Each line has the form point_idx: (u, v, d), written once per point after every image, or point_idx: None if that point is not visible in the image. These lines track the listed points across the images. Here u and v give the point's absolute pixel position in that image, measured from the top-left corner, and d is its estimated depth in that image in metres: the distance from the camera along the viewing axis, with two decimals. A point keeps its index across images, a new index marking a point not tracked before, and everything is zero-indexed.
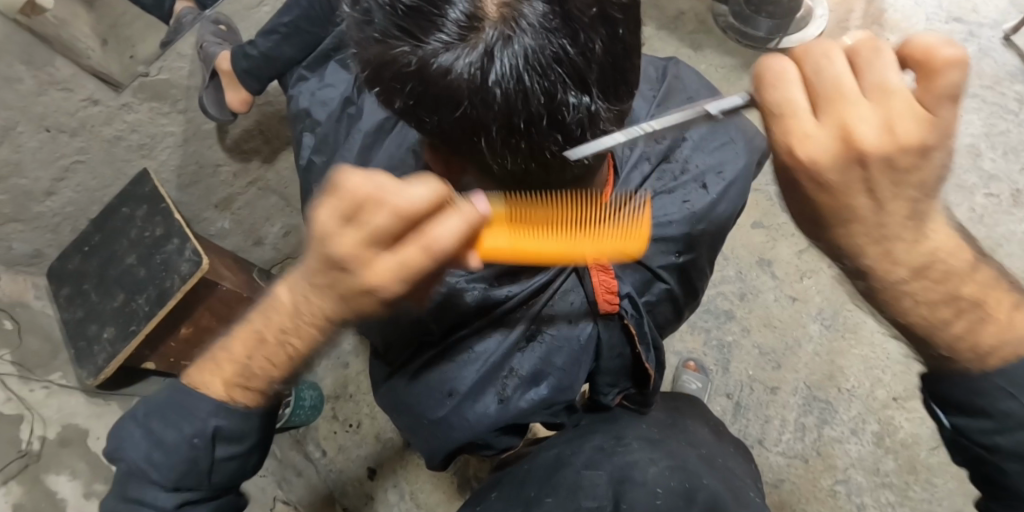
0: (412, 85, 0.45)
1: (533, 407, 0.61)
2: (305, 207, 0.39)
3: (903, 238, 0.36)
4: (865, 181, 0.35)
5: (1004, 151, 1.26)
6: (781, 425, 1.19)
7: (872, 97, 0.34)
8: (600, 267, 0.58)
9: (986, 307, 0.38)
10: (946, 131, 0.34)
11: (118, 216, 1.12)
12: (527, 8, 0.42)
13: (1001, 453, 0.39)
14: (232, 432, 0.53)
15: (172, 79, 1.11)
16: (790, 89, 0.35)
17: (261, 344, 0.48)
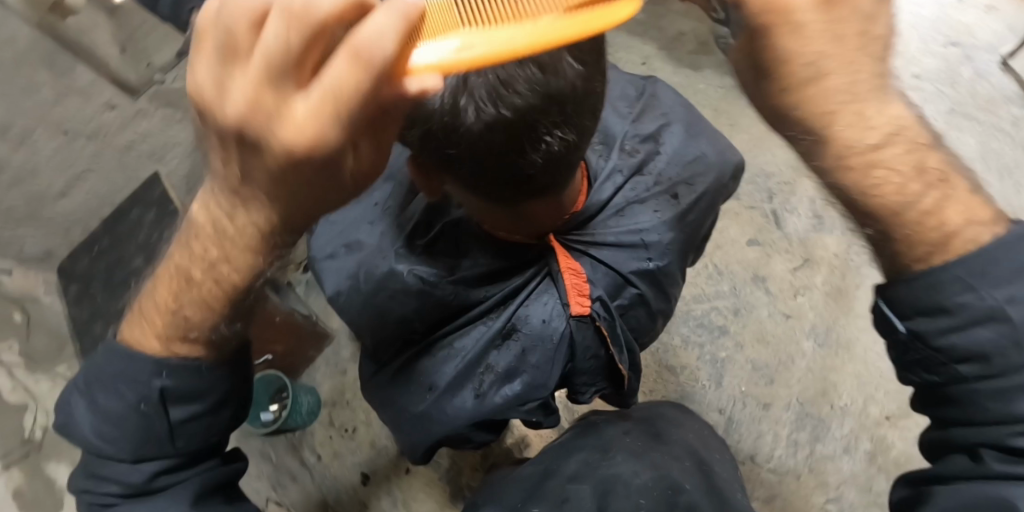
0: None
1: (507, 403, 0.63)
2: (207, 63, 0.30)
3: (853, 100, 0.37)
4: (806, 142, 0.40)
5: (1000, 173, 1.27)
6: (774, 441, 1.19)
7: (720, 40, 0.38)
8: (571, 270, 0.62)
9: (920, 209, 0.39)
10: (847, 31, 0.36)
11: (129, 218, 1.17)
12: None
13: (957, 355, 0.41)
14: (182, 393, 0.53)
15: (184, 88, 1.13)
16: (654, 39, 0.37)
17: (186, 282, 0.50)
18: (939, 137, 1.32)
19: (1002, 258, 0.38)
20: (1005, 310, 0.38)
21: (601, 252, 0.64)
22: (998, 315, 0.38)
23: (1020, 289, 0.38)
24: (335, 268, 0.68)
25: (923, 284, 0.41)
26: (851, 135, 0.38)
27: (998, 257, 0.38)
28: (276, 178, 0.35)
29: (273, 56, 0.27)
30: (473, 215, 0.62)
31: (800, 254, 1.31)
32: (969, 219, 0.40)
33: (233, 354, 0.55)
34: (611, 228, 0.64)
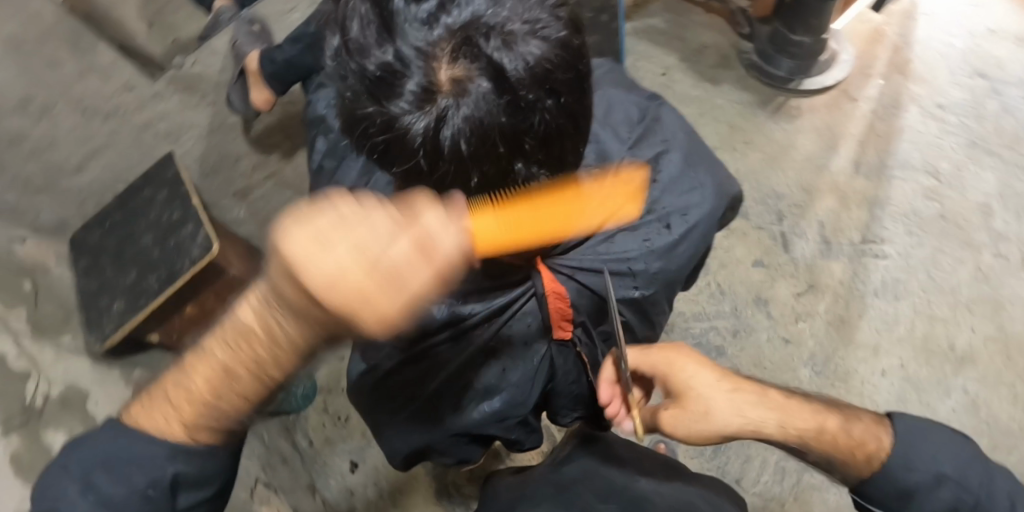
0: (376, 143, 0.46)
1: (485, 419, 0.64)
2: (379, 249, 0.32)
3: (702, 415, 0.57)
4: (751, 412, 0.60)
5: (1017, 214, 1.24)
6: (761, 467, 1.19)
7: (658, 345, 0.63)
8: (557, 294, 0.58)
9: (819, 431, 0.57)
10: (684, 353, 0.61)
11: (140, 197, 1.17)
12: (477, 81, 0.42)
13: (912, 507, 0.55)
14: (196, 477, 0.48)
15: (203, 73, 1.26)
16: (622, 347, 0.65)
17: (224, 375, 0.41)
18: (957, 171, 1.29)
19: (902, 443, 0.55)
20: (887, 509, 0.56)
21: (587, 278, 0.60)
22: (937, 480, 0.53)
23: (919, 459, 0.54)
24: None
25: (869, 486, 0.56)
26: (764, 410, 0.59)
27: (895, 454, 0.55)
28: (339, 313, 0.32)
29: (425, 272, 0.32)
30: None
31: (805, 279, 1.25)
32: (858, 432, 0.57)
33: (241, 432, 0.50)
34: (603, 253, 0.61)
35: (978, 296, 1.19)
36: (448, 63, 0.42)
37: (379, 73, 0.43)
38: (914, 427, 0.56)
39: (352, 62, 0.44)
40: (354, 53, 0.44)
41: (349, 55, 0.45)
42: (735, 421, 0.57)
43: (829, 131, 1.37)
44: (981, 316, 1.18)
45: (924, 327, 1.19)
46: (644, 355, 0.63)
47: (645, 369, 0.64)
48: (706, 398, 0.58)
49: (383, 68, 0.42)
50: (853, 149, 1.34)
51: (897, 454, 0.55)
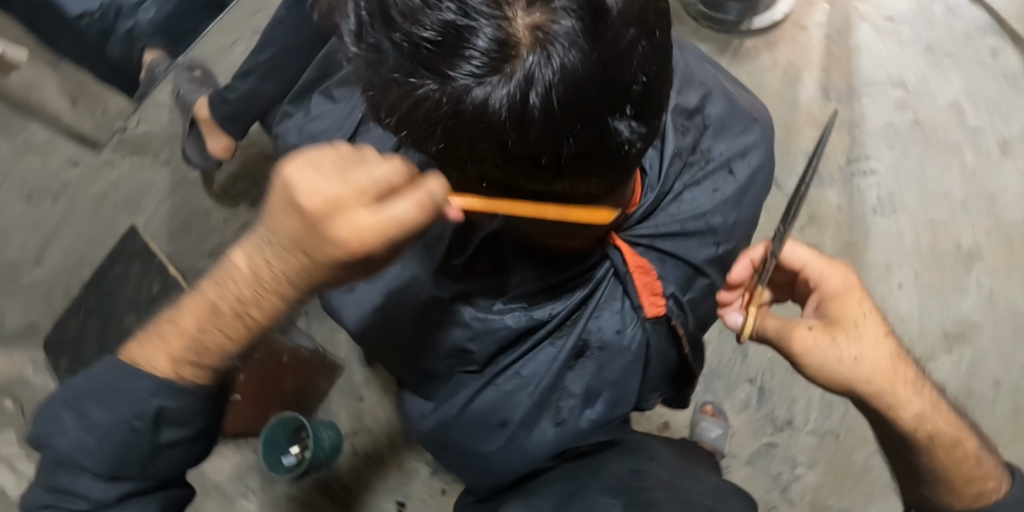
0: (440, 125, 0.40)
1: (591, 427, 0.60)
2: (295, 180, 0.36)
3: (874, 356, 0.54)
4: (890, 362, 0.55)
5: (987, 107, 1.26)
6: (808, 405, 1.17)
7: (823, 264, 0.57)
8: (640, 268, 0.57)
9: (946, 425, 0.56)
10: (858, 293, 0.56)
11: (113, 276, 1.08)
12: (558, 21, 0.35)
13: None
14: (177, 416, 0.50)
15: (150, 131, 1.16)
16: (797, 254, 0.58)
17: (213, 312, 0.46)
18: (922, 79, 1.29)
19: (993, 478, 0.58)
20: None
21: (668, 244, 0.60)
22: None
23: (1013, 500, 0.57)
24: (359, 300, 0.68)
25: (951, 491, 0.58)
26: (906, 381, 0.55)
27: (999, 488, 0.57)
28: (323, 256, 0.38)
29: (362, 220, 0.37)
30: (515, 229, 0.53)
31: (805, 214, 1.21)
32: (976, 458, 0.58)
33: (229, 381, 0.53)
34: (677, 215, 0.61)
35: (972, 193, 1.21)
36: (522, 10, 0.35)
37: (439, 37, 0.35)
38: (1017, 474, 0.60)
39: (398, 33, 0.37)
40: (399, 21, 0.36)
41: (390, 26, 0.37)
42: (877, 379, 0.54)
43: (793, 64, 1.34)
44: (978, 212, 1.19)
45: (928, 233, 1.19)
46: (826, 265, 0.56)
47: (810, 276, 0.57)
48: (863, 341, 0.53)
49: (443, 31, 0.35)
50: (817, 79, 1.32)
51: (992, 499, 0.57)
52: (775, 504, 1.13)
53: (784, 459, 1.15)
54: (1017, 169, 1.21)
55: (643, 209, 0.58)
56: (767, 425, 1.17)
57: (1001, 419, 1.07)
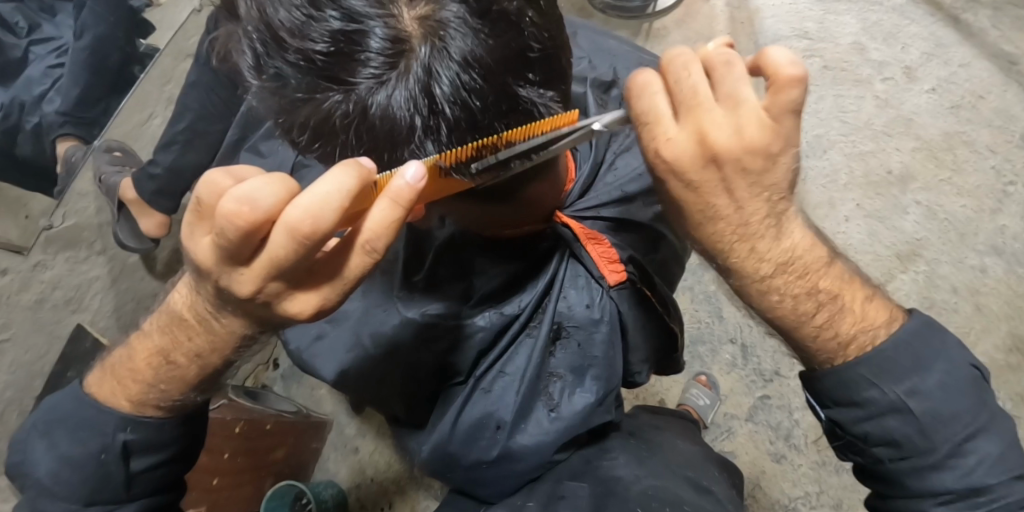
0: (356, 136, 0.41)
1: (588, 409, 0.57)
2: (202, 247, 0.35)
3: (767, 236, 0.37)
4: (744, 186, 0.35)
5: (884, 38, 1.32)
6: (790, 351, 1.20)
7: (725, 105, 0.33)
8: (592, 238, 0.58)
9: (844, 300, 0.40)
10: (788, 139, 0.33)
11: (66, 382, 0.99)
12: (442, 9, 0.37)
13: (873, 439, 0.42)
14: (148, 442, 0.48)
15: (80, 222, 1.13)
16: (656, 97, 0.34)
17: (164, 362, 0.45)
18: (822, 25, 1.36)
19: (902, 354, 0.40)
20: (908, 403, 0.40)
21: (614, 211, 0.62)
22: (900, 405, 0.40)
23: (924, 381, 0.40)
24: (331, 349, 0.64)
25: (853, 377, 0.41)
26: (746, 265, 0.38)
27: (900, 350, 0.40)
28: (270, 316, 0.39)
29: (246, 245, 0.33)
30: (465, 226, 0.55)
31: None
32: (878, 311, 0.41)
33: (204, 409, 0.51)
34: (615, 181, 0.63)
35: (888, 119, 1.26)
36: (407, 7, 0.38)
37: (333, 46, 0.38)
38: (943, 336, 0.41)
39: (293, 54, 0.39)
40: (290, 40, 0.39)
41: (283, 47, 0.39)
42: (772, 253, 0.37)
43: (702, 36, 1.39)
44: (899, 135, 1.25)
45: (859, 165, 1.24)
46: (688, 115, 0.33)
47: (660, 124, 0.34)
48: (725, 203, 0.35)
49: (335, 40, 0.37)
50: (728, 44, 1.38)
51: (895, 371, 0.40)
52: (783, 454, 1.14)
53: (781, 408, 1.16)
54: (925, 91, 1.27)
55: (581, 183, 0.61)
56: (756, 380, 1.20)
57: (967, 318, 1.11)
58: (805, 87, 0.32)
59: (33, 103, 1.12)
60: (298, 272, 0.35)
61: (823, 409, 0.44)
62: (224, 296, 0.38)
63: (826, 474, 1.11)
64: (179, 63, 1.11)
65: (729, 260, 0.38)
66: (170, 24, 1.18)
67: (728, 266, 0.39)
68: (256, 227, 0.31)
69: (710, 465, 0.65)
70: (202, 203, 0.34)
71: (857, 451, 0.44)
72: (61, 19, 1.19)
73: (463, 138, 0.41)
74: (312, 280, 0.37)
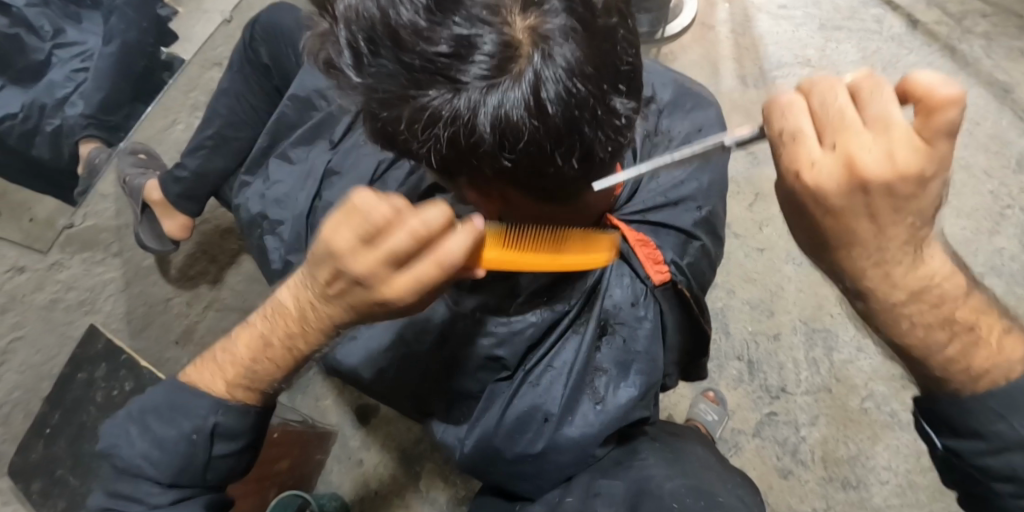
0: (462, 134, 0.45)
1: (631, 402, 0.59)
2: (311, 229, 0.36)
3: (903, 262, 0.33)
4: (889, 210, 0.31)
5: (883, 66, 1.38)
6: (796, 367, 1.21)
7: (873, 129, 0.30)
8: (641, 241, 0.61)
9: (981, 332, 0.35)
10: (944, 162, 0.30)
11: (75, 385, 0.99)
12: (549, 21, 0.42)
13: (991, 474, 0.36)
14: (228, 431, 0.50)
15: (98, 224, 1.13)
16: (799, 116, 0.32)
17: (261, 344, 0.46)
18: (823, 53, 1.42)
19: None
20: None
21: (657, 217, 0.65)
22: None
23: None
24: (365, 347, 0.68)
25: (981, 408, 0.35)
26: (877, 292, 0.34)
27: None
28: (358, 304, 0.39)
29: None
30: None
31: (750, 191, 1.35)
32: (1018, 344, 0.36)
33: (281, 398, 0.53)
34: (658, 189, 0.66)
35: None
36: (519, 17, 0.43)
37: (454, 50, 0.42)
38: None
39: (410, 52, 0.43)
40: (412, 41, 0.43)
41: (402, 47, 0.43)
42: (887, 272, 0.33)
43: (708, 60, 1.45)
44: None
45: None
46: (835, 133, 0.30)
47: (799, 144, 0.31)
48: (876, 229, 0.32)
49: (454, 42, 0.42)
50: (734, 68, 1.43)
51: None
52: (790, 469, 1.14)
53: (788, 424, 1.17)
54: None
55: (628, 188, 0.65)
56: (763, 395, 1.20)
57: None
58: (965, 108, 0.29)
59: (55, 106, 1.14)
60: (387, 267, 0.36)
61: (938, 437, 0.38)
62: (324, 281, 0.39)
63: (833, 490, 1.12)
64: (206, 71, 1.15)
65: (860, 284, 0.34)
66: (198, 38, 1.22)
67: (858, 292, 0.35)
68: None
69: (733, 474, 0.63)
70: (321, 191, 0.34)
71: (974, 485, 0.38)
72: (87, 27, 1.20)
73: (558, 137, 0.45)
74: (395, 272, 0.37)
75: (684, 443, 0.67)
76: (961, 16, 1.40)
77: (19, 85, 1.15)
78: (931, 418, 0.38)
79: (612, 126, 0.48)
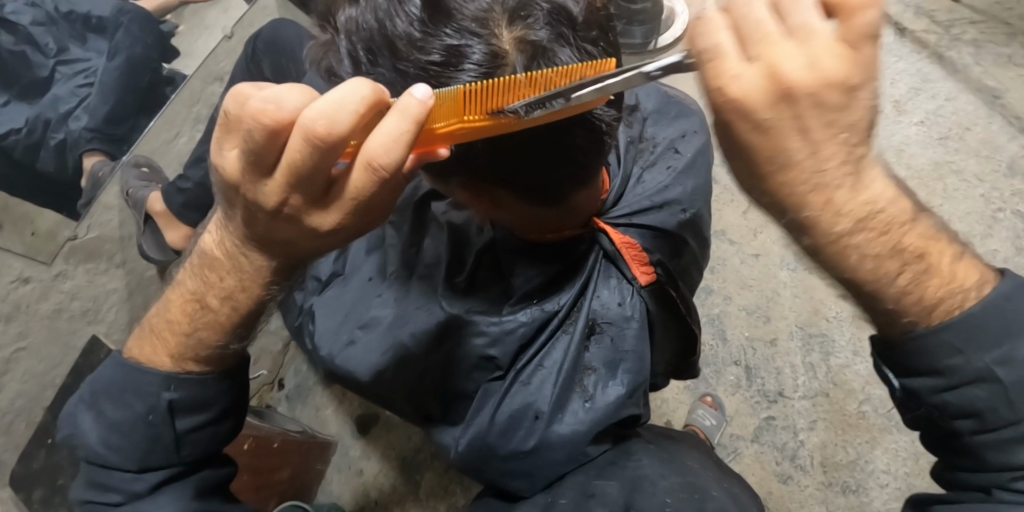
0: None
1: (620, 400, 0.60)
2: (230, 159, 0.36)
3: (845, 185, 0.31)
4: (819, 125, 0.29)
5: None
6: (793, 372, 1.21)
7: (795, 38, 0.28)
8: (627, 243, 0.62)
9: (931, 260, 0.34)
10: (869, 70, 0.29)
11: None
12: (535, 32, 0.44)
13: (951, 412, 0.37)
14: (188, 402, 0.50)
15: (103, 234, 1.16)
16: (718, 34, 0.29)
17: (201, 305, 0.48)
18: None
19: (993, 320, 0.34)
20: (994, 372, 0.35)
21: (644, 219, 0.66)
22: (987, 374, 0.35)
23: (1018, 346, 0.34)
24: (363, 352, 0.70)
25: (935, 341, 0.35)
26: (823, 223, 0.32)
27: (991, 317, 0.34)
28: (291, 235, 0.40)
29: (269, 149, 0.33)
30: (511, 229, 0.61)
31: (744, 199, 1.37)
32: (971, 270, 0.35)
33: (245, 367, 0.54)
34: (644, 193, 0.67)
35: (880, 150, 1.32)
36: (507, 28, 0.44)
37: (444, 59, 0.43)
38: None
39: (405, 61, 0.45)
40: (407, 51, 0.45)
41: (397, 55, 0.45)
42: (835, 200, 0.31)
43: None
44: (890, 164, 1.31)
45: None
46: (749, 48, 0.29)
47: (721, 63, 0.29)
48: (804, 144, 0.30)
49: (445, 52, 0.43)
50: None
51: (987, 330, 0.34)
52: (790, 474, 1.14)
53: (786, 429, 1.17)
54: (914, 123, 1.33)
55: (614, 192, 0.65)
56: (761, 401, 1.21)
57: None
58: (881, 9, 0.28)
59: (59, 119, 1.17)
60: (313, 186, 0.35)
61: (896, 379, 0.38)
62: (252, 218, 0.39)
63: (833, 495, 1.11)
64: (208, 85, 1.19)
65: (804, 217, 0.32)
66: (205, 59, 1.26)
67: (800, 226, 0.33)
68: (277, 130, 0.32)
69: (727, 473, 0.64)
70: (229, 116, 0.34)
71: (934, 424, 0.38)
72: (92, 44, 1.23)
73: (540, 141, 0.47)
74: (328, 197, 0.37)
75: (677, 443, 0.68)
76: (949, 24, 1.42)
77: (26, 101, 1.18)
78: (885, 356, 0.38)
79: (595, 133, 0.50)
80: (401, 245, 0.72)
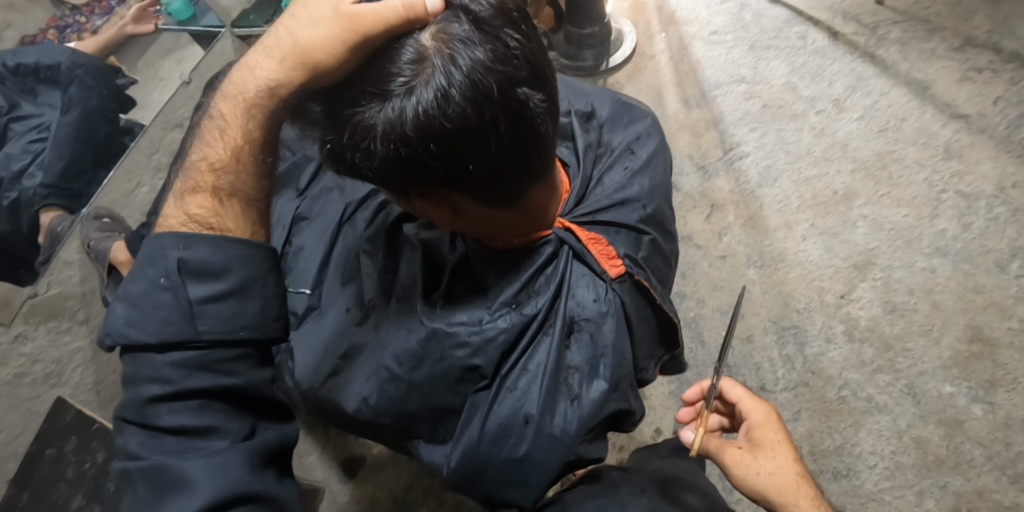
0: (390, 141, 0.49)
1: (605, 395, 0.60)
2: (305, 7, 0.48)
3: (787, 484, 0.61)
4: (767, 443, 0.65)
5: (811, 77, 1.49)
6: (772, 365, 1.18)
7: (753, 403, 0.69)
8: (593, 240, 0.64)
9: None
10: (779, 425, 0.66)
11: (44, 461, 1.02)
12: (452, 30, 0.47)
13: None
14: (198, 266, 0.50)
15: (63, 292, 1.14)
16: (732, 389, 0.71)
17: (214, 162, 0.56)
18: (756, 70, 1.53)
19: None
20: None
21: (606, 217, 0.68)
22: None
23: None
24: (348, 381, 0.69)
25: None
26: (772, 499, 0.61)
27: None
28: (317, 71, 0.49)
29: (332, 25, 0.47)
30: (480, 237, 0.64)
31: (705, 204, 1.38)
32: None
33: None
34: (603, 192, 0.70)
35: (826, 146, 1.39)
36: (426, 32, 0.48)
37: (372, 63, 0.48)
38: None
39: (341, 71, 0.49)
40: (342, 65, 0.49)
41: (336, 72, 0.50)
42: (776, 483, 0.61)
43: (651, 88, 1.55)
44: (837, 159, 1.38)
45: (807, 189, 1.36)
46: (749, 399, 0.69)
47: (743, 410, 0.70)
48: (764, 455, 0.63)
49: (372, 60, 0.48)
50: (676, 93, 1.53)
51: None
52: None
53: None
54: (854, 119, 1.42)
55: (576, 193, 0.69)
56: None
57: (926, 315, 1.18)
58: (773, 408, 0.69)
59: (12, 179, 1.15)
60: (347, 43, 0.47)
61: None
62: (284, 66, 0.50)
63: (824, 482, 1.08)
64: (167, 133, 1.30)
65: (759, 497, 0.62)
66: (171, 118, 1.31)
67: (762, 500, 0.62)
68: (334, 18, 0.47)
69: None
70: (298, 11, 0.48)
71: None
72: (43, 99, 1.23)
73: (473, 128, 0.48)
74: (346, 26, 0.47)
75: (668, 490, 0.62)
76: (875, 26, 1.53)
77: None
78: None
79: (529, 116, 0.50)
80: (377, 268, 0.73)
